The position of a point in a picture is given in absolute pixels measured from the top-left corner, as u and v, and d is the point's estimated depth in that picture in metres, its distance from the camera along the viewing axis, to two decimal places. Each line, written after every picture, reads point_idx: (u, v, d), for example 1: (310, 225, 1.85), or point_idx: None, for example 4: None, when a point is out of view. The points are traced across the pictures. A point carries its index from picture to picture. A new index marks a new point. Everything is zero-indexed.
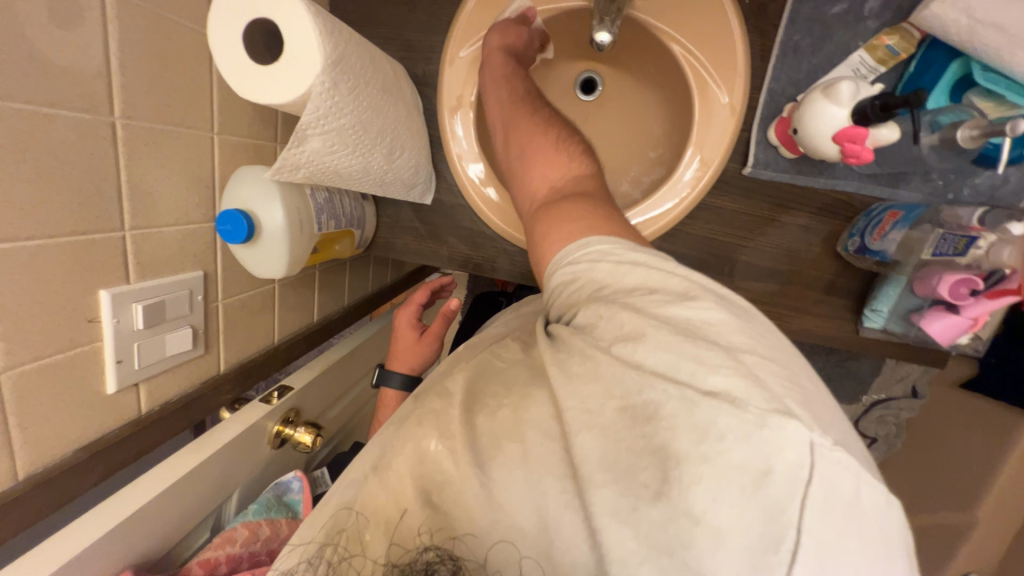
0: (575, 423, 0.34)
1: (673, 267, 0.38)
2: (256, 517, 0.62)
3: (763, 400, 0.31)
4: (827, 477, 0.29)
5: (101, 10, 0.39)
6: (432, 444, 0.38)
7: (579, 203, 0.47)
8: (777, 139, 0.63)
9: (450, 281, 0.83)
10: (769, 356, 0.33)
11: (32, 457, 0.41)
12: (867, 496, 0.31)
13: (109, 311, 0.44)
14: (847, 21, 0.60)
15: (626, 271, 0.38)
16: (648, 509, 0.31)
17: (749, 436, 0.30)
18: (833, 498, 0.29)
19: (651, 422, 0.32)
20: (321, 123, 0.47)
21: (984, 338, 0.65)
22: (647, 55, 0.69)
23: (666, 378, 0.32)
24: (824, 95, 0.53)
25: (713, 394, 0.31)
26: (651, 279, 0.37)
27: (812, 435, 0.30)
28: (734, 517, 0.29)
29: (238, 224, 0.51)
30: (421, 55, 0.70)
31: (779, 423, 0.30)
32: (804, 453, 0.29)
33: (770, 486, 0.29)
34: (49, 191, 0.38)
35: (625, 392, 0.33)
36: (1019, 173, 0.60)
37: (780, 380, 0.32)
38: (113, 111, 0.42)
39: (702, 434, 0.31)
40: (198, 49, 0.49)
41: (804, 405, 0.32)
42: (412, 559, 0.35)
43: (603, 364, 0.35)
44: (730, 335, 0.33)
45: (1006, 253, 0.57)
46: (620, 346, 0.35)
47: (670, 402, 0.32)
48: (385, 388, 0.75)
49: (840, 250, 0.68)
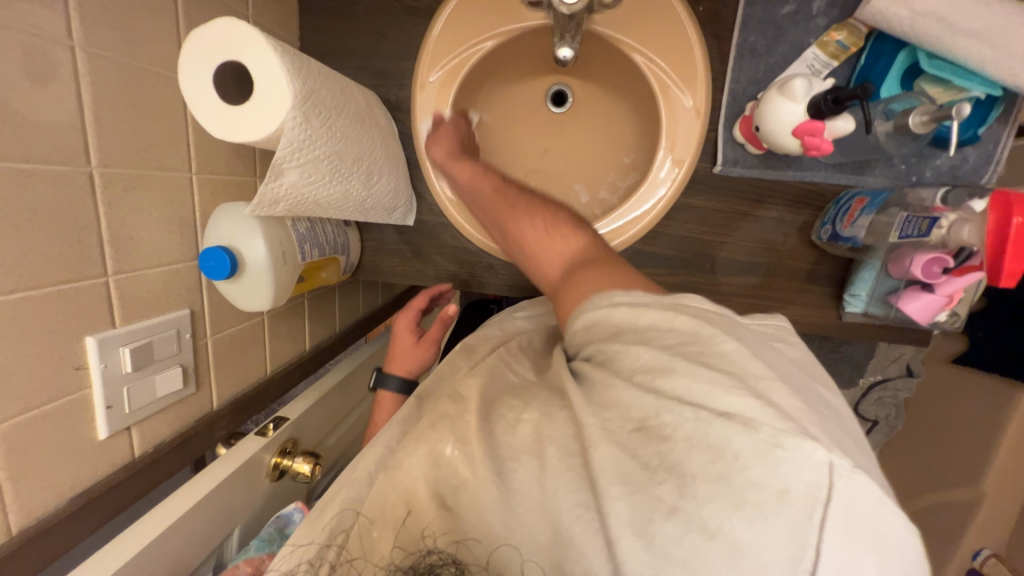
0: (594, 435, 0.34)
1: (684, 306, 0.40)
2: (257, 553, 0.62)
3: (779, 421, 0.31)
4: (846, 497, 0.30)
5: (73, 65, 0.41)
6: (450, 449, 0.37)
7: (590, 267, 0.50)
8: (742, 137, 0.65)
9: (448, 287, 0.80)
10: (785, 381, 0.34)
11: (25, 511, 0.41)
12: (883, 515, 0.31)
13: (97, 358, 0.45)
14: (798, 20, 0.62)
15: (639, 313, 0.40)
16: (663, 524, 0.31)
17: (765, 455, 0.30)
18: (851, 516, 0.30)
19: (667, 441, 0.33)
20: (295, 157, 0.48)
21: (962, 313, 0.66)
22: (611, 66, 0.71)
23: (682, 402, 0.33)
24: (780, 92, 0.55)
25: (727, 415, 0.32)
26: (664, 319, 0.39)
27: (833, 455, 0.30)
28: (753, 534, 0.29)
29: (221, 260, 0.52)
30: (393, 82, 0.72)
31: (797, 444, 0.30)
32: (822, 474, 0.30)
33: (789, 505, 0.30)
34: (30, 243, 0.39)
35: (642, 414, 0.35)
36: (976, 152, 0.62)
37: (796, 404, 0.33)
38: (90, 161, 0.43)
39: (718, 454, 0.31)
40: (172, 94, 0.51)
41: (820, 427, 0.32)
42: (415, 561, 0.34)
43: (621, 391, 0.36)
44: (741, 363, 0.35)
45: (966, 230, 0.54)
46: (639, 375, 0.37)
47: (686, 424, 0.33)
48: (382, 391, 0.75)
49: (814, 239, 0.69)
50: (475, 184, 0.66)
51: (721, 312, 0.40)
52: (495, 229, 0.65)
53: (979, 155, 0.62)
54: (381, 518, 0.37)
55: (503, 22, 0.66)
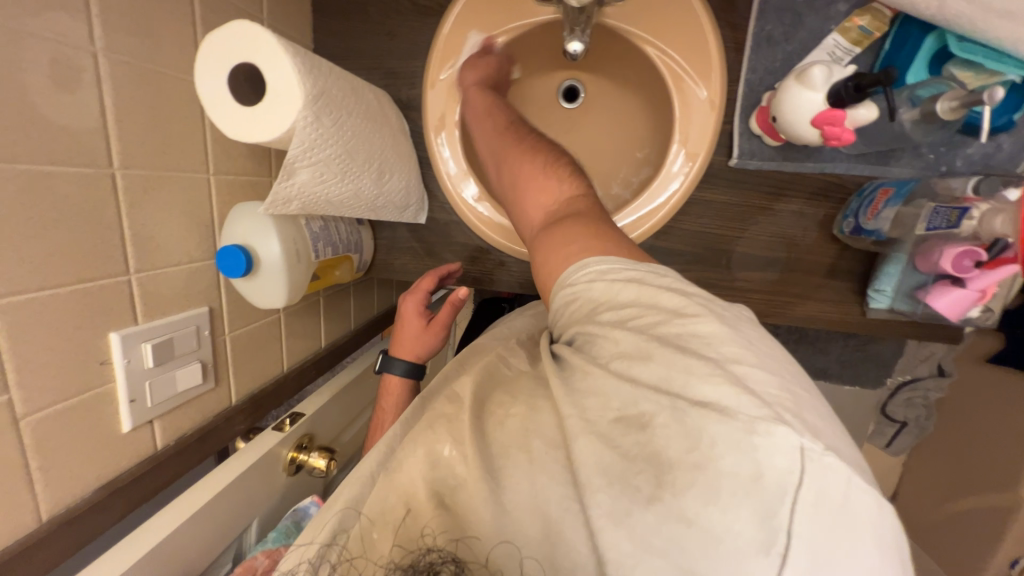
0: (575, 430, 0.34)
1: (662, 281, 0.39)
2: (274, 544, 0.63)
3: (754, 407, 0.30)
4: (819, 482, 0.29)
5: (95, 70, 0.42)
6: (449, 449, 0.37)
7: (572, 224, 0.47)
8: (759, 129, 0.64)
9: (457, 268, 0.77)
10: (761, 365, 0.33)
11: (54, 499, 0.43)
12: (860, 502, 0.30)
13: (120, 352, 0.46)
14: (817, 6, 0.60)
15: (619, 287, 0.39)
16: (643, 513, 0.30)
17: (738, 442, 0.29)
18: (823, 503, 0.28)
19: (646, 429, 0.32)
20: (307, 156, 0.49)
21: (996, 310, 0.63)
22: (624, 59, 0.70)
23: (657, 389, 0.33)
24: (797, 81, 0.53)
25: (702, 403, 0.31)
26: (644, 295, 0.38)
27: (802, 440, 0.29)
28: (727, 521, 0.28)
29: (237, 258, 0.53)
30: (405, 81, 0.73)
31: (767, 430, 0.29)
32: (794, 459, 0.29)
33: (760, 491, 0.29)
34: (57, 242, 0.40)
35: (621, 404, 0.34)
36: (1012, 139, 0.59)
37: (771, 389, 0.32)
38: (112, 162, 0.44)
39: (693, 442, 0.30)
40: (190, 97, 0.52)
41: (794, 411, 0.31)
42: (415, 560, 0.33)
43: (600, 379, 0.35)
44: (720, 345, 0.33)
45: (998, 221, 0.53)
46: (617, 361, 0.36)
47: (663, 413, 0.32)
48: (388, 375, 0.75)
49: (836, 232, 0.67)
50: (485, 130, 0.61)
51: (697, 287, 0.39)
52: (495, 171, 0.60)
53: (1015, 143, 0.59)
54: (381, 518, 0.37)
55: (512, 17, 0.66)
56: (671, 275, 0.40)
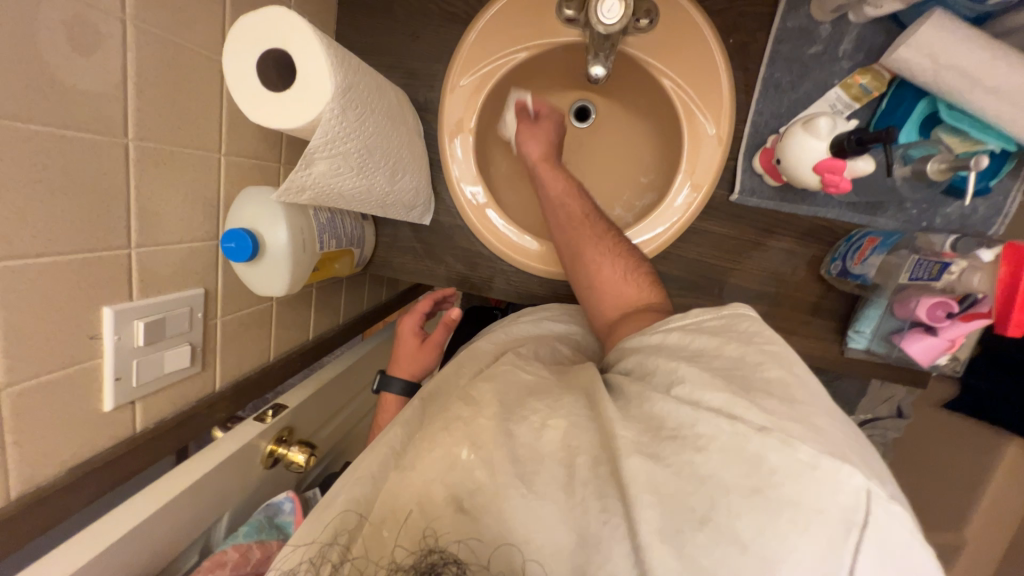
0: (625, 446, 0.36)
1: (736, 333, 0.42)
2: (246, 539, 0.61)
3: (816, 443, 0.32)
4: (882, 526, 0.30)
5: (122, 37, 0.41)
6: (465, 453, 0.38)
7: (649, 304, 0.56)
8: (761, 168, 0.67)
9: (451, 292, 0.83)
10: (824, 410, 0.35)
11: (24, 478, 0.41)
12: (921, 557, 0.31)
13: (111, 326, 0.44)
14: (823, 61, 0.64)
15: (692, 338, 0.44)
16: (694, 533, 0.32)
17: (801, 474, 0.31)
18: (885, 546, 0.30)
19: (701, 452, 0.34)
20: (328, 147, 0.49)
21: (962, 358, 0.68)
22: (639, 88, 0.73)
23: (720, 413, 0.35)
24: (803, 129, 0.57)
25: (765, 430, 0.33)
26: (713, 344, 0.42)
27: (869, 484, 0.31)
28: (786, 550, 0.30)
29: (242, 244, 0.52)
30: (423, 83, 0.73)
31: (832, 466, 0.31)
32: (858, 498, 0.31)
33: (823, 524, 0.30)
34: (61, 208, 0.39)
35: (678, 424, 0.36)
36: (985, 204, 0.64)
37: (833, 430, 0.34)
38: (127, 133, 0.43)
39: (754, 469, 0.32)
40: (210, 75, 0.51)
41: (858, 456, 0.33)
42: (416, 560, 0.35)
43: (661, 403, 0.38)
44: (786, 389, 0.36)
45: (976, 278, 0.57)
46: (676, 389, 0.39)
47: (722, 436, 0.34)
48: (385, 394, 0.75)
49: (823, 273, 0.71)
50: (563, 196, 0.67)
51: (775, 332, 0.42)
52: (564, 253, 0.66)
53: (988, 207, 0.64)
54: (392, 518, 0.38)
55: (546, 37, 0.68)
56: (744, 321, 0.44)
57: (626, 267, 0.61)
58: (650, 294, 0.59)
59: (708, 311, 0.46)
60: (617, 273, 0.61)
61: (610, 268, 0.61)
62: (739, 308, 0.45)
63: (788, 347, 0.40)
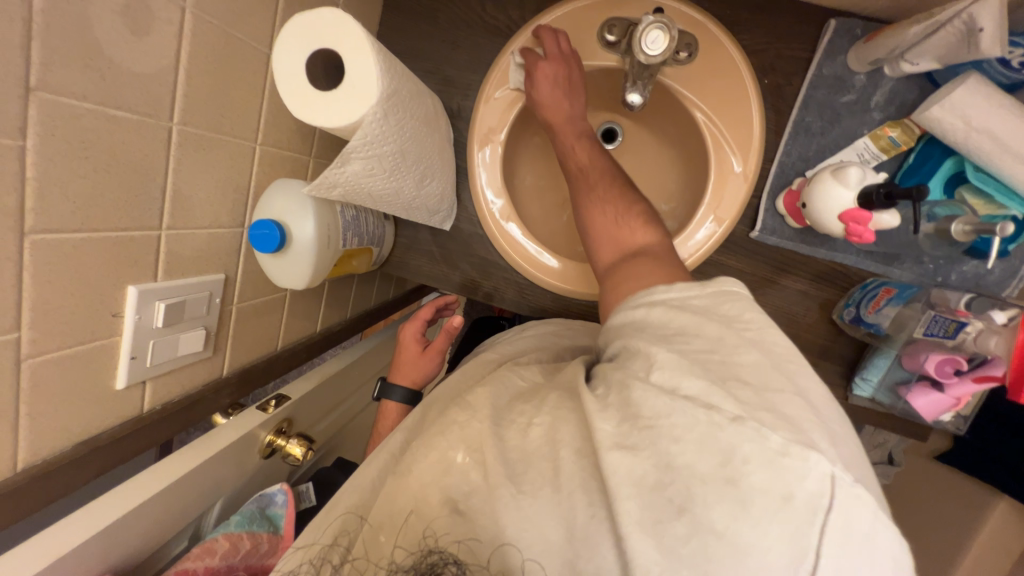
0: (604, 440, 0.34)
1: (714, 311, 0.39)
2: (238, 529, 0.60)
3: (786, 431, 0.31)
4: (848, 509, 0.30)
5: (180, 24, 0.41)
6: (461, 456, 0.39)
7: (648, 260, 0.49)
8: (784, 209, 0.68)
9: (454, 300, 0.82)
10: (799, 394, 0.34)
11: (33, 448, 0.40)
12: (883, 537, 0.30)
13: (133, 306, 0.44)
14: (855, 110, 0.65)
15: (673, 315, 0.40)
16: (672, 523, 0.32)
17: (770, 462, 0.31)
18: (850, 531, 0.30)
19: (677, 442, 0.33)
20: (365, 149, 0.49)
21: (966, 416, 0.68)
22: (670, 117, 0.74)
23: (696, 402, 0.33)
24: (833, 176, 0.57)
25: (739, 419, 0.32)
26: (693, 322, 0.38)
27: (834, 469, 0.30)
28: (757, 535, 0.30)
29: (272, 233, 0.53)
30: (458, 91, 0.74)
31: (801, 454, 0.30)
32: (824, 484, 0.30)
33: (791, 511, 0.30)
34: (101, 187, 0.39)
35: (652, 413, 0.34)
36: (1002, 266, 0.65)
37: (807, 416, 0.33)
38: (172, 117, 0.43)
39: (726, 458, 0.31)
40: (257, 67, 0.52)
41: (828, 441, 0.32)
42: (416, 561, 0.36)
43: (638, 391, 0.36)
44: (762, 374, 0.34)
45: (992, 341, 0.56)
46: (655, 374, 0.36)
47: (697, 426, 0.32)
48: (386, 401, 0.76)
49: (835, 317, 0.71)
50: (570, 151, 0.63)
51: (765, 314, 0.39)
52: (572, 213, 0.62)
53: (1004, 270, 0.65)
54: (391, 523, 0.39)
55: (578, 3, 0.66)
56: (724, 297, 0.40)
57: (618, 212, 0.56)
58: (651, 250, 0.51)
59: (696, 284, 0.42)
60: (613, 219, 0.56)
61: (602, 216, 0.57)
62: (731, 285, 0.41)
63: (773, 326, 0.38)
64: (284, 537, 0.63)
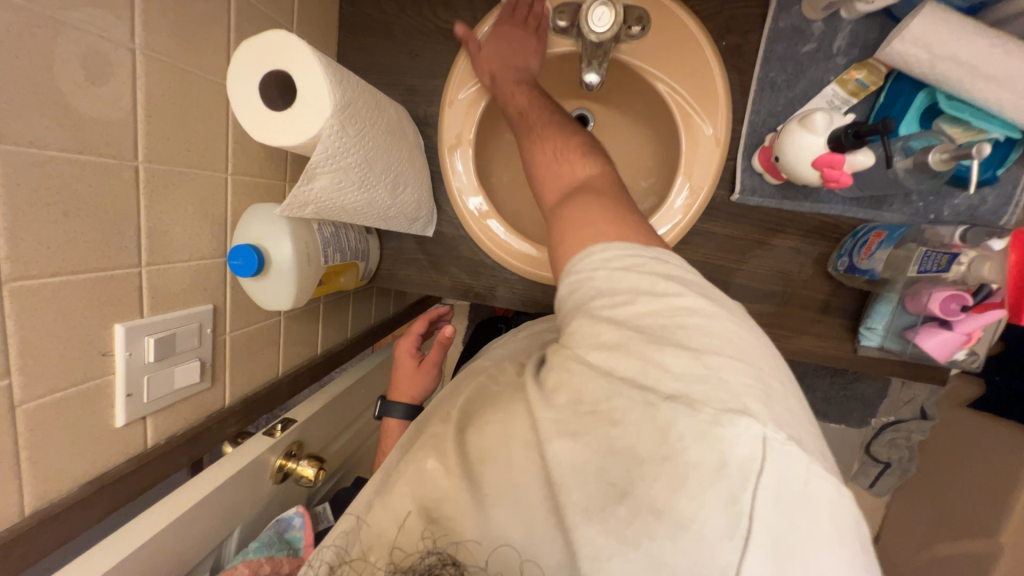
0: (546, 430, 0.34)
1: (660, 270, 0.36)
2: (257, 555, 0.61)
3: (718, 399, 0.30)
4: (781, 471, 0.28)
5: (131, 66, 0.43)
6: (432, 463, 0.38)
7: (591, 195, 0.46)
8: (761, 167, 0.67)
9: (446, 311, 0.83)
10: (741, 358, 0.32)
11: (40, 491, 0.41)
12: (818, 487, 0.29)
13: (123, 343, 0.46)
14: (818, 58, 0.64)
15: (619, 277, 0.36)
16: (615, 508, 0.31)
17: (704, 434, 0.29)
18: (785, 490, 0.28)
19: (616, 426, 0.32)
20: (328, 163, 0.50)
21: (982, 352, 0.65)
22: (635, 91, 0.73)
23: (631, 384, 0.32)
24: (800, 125, 0.57)
25: (672, 398, 0.31)
26: (641, 284, 0.35)
27: (766, 429, 0.29)
28: (693, 509, 0.29)
29: (251, 259, 0.54)
30: (422, 98, 0.75)
31: (731, 422, 0.29)
32: (756, 447, 0.29)
33: (723, 478, 0.29)
34: (74, 231, 0.40)
35: (593, 398, 0.33)
36: (994, 193, 0.63)
37: (740, 378, 0.31)
38: (137, 155, 0.45)
39: (663, 436, 0.30)
40: (219, 99, 0.53)
41: (763, 400, 0.30)
42: (415, 561, 0.35)
43: (578, 375, 0.34)
44: (705, 339, 0.32)
45: (986, 267, 0.55)
46: (595, 354, 0.34)
47: (634, 408, 0.32)
48: (388, 420, 0.76)
49: (831, 269, 0.70)
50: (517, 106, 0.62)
51: (695, 271, 0.38)
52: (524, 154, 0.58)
53: (997, 197, 0.63)
54: (388, 529, 0.37)
55: None
56: (663, 258, 0.38)
57: (556, 147, 0.54)
58: (593, 182, 0.48)
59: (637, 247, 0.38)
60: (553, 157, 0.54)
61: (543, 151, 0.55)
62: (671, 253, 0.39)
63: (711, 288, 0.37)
64: (303, 557, 0.63)
